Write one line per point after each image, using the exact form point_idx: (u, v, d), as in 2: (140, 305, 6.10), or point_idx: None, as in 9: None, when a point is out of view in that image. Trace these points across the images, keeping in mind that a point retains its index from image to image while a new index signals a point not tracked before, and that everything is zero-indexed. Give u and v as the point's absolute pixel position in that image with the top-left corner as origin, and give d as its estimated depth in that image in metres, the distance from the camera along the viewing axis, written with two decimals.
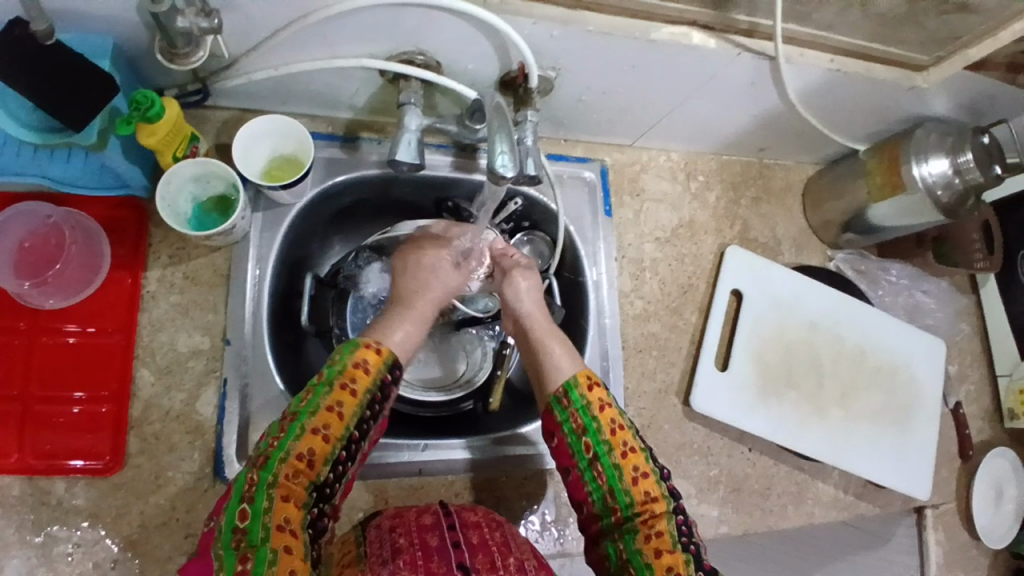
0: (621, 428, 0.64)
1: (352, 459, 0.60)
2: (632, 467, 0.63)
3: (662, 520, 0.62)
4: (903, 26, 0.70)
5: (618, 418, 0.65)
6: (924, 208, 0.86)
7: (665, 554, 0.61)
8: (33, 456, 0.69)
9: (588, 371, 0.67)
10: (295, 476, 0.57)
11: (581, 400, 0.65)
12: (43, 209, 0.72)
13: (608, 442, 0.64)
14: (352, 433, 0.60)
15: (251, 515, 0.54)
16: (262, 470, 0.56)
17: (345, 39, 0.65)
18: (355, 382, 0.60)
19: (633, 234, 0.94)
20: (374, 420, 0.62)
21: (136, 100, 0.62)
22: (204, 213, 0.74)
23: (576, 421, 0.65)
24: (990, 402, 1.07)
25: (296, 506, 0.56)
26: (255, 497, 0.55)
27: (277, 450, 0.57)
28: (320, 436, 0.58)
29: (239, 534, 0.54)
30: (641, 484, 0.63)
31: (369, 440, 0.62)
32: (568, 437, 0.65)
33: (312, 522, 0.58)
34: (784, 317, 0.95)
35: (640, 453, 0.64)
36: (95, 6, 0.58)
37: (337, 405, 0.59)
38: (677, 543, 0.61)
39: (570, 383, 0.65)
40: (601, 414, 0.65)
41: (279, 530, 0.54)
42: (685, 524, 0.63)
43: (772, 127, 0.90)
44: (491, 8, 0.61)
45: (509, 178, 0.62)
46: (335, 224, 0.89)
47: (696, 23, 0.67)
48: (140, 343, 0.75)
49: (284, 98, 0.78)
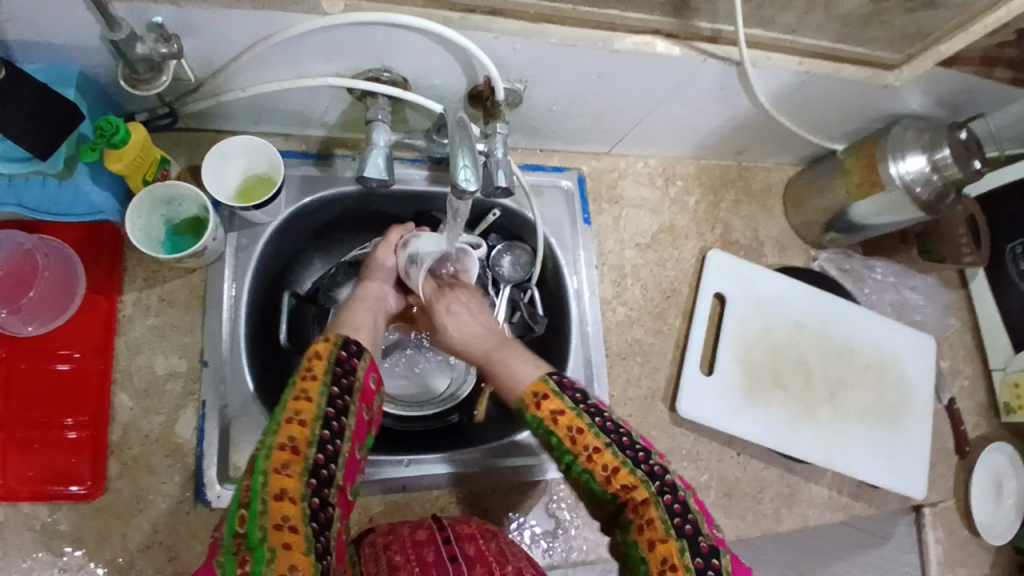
0: (580, 433, 0.61)
1: (340, 437, 0.58)
2: (602, 468, 0.60)
3: (649, 508, 0.59)
4: (868, 25, 0.70)
5: (576, 421, 0.61)
6: (903, 205, 0.85)
7: (658, 544, 0.58)
8: (16, 482, 0.70)
9: (535, 384, 0.62)
10: (284, 467, 0.54)
11: (534, 419, 0.62)
12: (15, 236, 0.72)
13: (572, 452, 0.61)
14: (327, 410, 0.58)
15: (248, 519, 0.52)
16: (251, 475, 0.54)
17: (310, 58, 0.65)
18: (313, 367, 0.60)
19: (614, 240, 0.94)
20: (348, 395, 0.60)
21: (101, 127, 0.63)
22: (178, 234, 0.75)
23: (540, 438, 0.63)
24: (984, 396, 1.06)
25: (293, 501, 0.53)
26: (250, 502, 0.53)
27: (258, 450, 0.55)
28: (296, 423, 0.56)
29: (240, 539, 0.51)
30: (617, 480, 0.60)
31: (352, 415, 0.60)
32: (541, 453, 0.64)
33: (316, 513, 0.54)
34: (769, 319, 0.94)
35: (605, 450, 0.60)
36: (57, 36, 0.58)
37: (303, 391, 0.58)
38: (668, 529, 0.58)
39: (521, 408, 0.63)
40: (557, 424, 0.61)
41: (277, 527, 0.52)
42: (677, 503, 0.59)
43: (747, 129, 0.90)
44: (452, 23, 0.61)
45: (473, 192, 0.62)
46: (315, 240, 0.90)
47: (659, 31, 0.67)
48: (118, 366, 0.75)
49: (256, 119, 0.78)
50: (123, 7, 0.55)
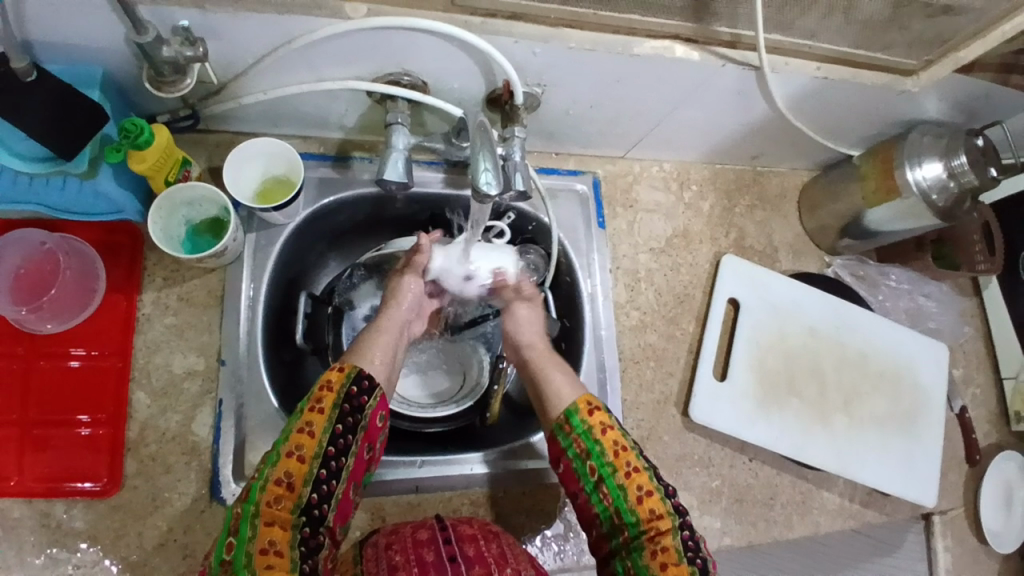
0: (623, 449, 0.67)
1: (337, 476, 0.60)
2: (636, 487, 0.65)
3: (668, 536, 0.63)
4: (888, 30, 0.69)
5: (621, 440, 0.67)
6: (920, 211, 0.85)
7: (672, 567, 0.62)
8: (32, 479, 0.71)
9: (588, 397, 0.71)
10: (277, 501, 0.57)
11: (583, 425, 0.68)
12: (38, 235, 0.74)
13: (611, 465, 0.66)
14: (327, 448, 0.60)
15: (235, 545, 0.56)
16: (246, 502, 0.57)
17: (329, 63, 0.66)
18: (322, 400, 0.61)
19: (628, 244, 0.94)
20: (352, 434, 0.62)
21: (126, 129, 0.63)
22: (198, 234, 0.75)
23: (580, 446, 0.68)
24: (997, 405, 1.05)
25: (282, 529, 0.57)
26: (240, 529, 0.57)
27: (257, 479, 0.58)
28: (295, 458, 0.59)
29: (226, 565, 0.55)
30: (646, 502, 0.65)
31: (352, 455, 0.62)
32: (573, 462, 0.68)
33: (305, 540, 0.57)
34: (783, 324, 0.94)
35: (643, 472, 0.66)
36: (84, 38, 0.59)
37: (308, 425, 0.60)
38: (683, 557, 0.63)
39: (572, 410, 0.69)
40: (604, 436, 0.68)
41: (261, 552, 0.55)
42: (692, 540, 0.64)
43: (763, 135, 0.90)
44: (473, 27, 0.62)
45: (493, 195, 0.63)
46: (330, 243, 0.90)
47: (679, 36, 0.68)
48: (135, 365, 0.76)
49: (275, 121, 0.79)
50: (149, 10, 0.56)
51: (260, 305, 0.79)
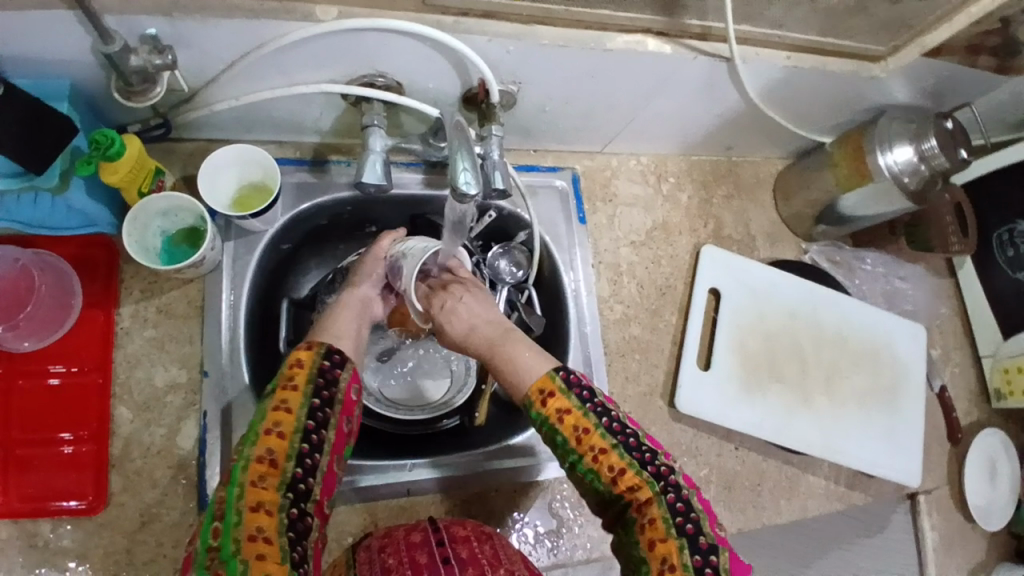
0: (585, 433, 0.62)
1: (319, 450, 0.60)
2: (607, 468, 0.62)
3: (652, 507, 0.60)
4: (854, 17, 0.71)
5: (580, 422, 0.62)
6: (892, 194, 0.87)
7: (659, 543, 0.59)
8: (18, 499, 0.69)
9: (541, 383, 0.64)
10: (262, 480, 0.56)
11: (541, 415, 0.64)
12: (10, 252, 0.72)
13: (577, 451, 0.63)
14: (306, 422, 0.60)
15: (223, 530, 0.54)
16: (228, 486, 0.56)
17: (302, 67, 0.65)
18: (294, 378, 0.62)
19: (609, 238, 0.95)
20: (329, 407, 0.62)
21: (97, 140, 0.63)
22: (175, 244, 0.74)
23: (544, 436, 0.64)
24: (976, 381, 1.08)
25: (270, 512, 0.55)
26: (225, 514, 0.55)
27: (237, 460, 0.57)
28: (275, 434, 0.59)
29: (214, 552, 0.53)
30: (621, 481, 0.61)
31: (332, 427, 0.62)
32: (545, 448, 0.65)
33: (293, 522, 0.57)
34: (763, 310, 0.95)
35: (611, 451, 0.62)
36: (51, 51, 0.58)
37: (283, 402, 0.60)
38: (670, 529, 0.59)
39: (527, 402, 0.64)
40: (562, 424, 0.63)
41: (251, 539, 0.53)
42: (680, 501, 0.61)
43: (737, 125, 0.91)
44: (446, 27, 0.62)
45: (473, 195, 0.63)
46: (310, 248, 0.90)
47: (650, 30, 0.68)
48: (117, 380, 0.74)
49: (249, 126, 0.78)
50: (116, 20, 0.55)
51: (241, 314, 0.79)
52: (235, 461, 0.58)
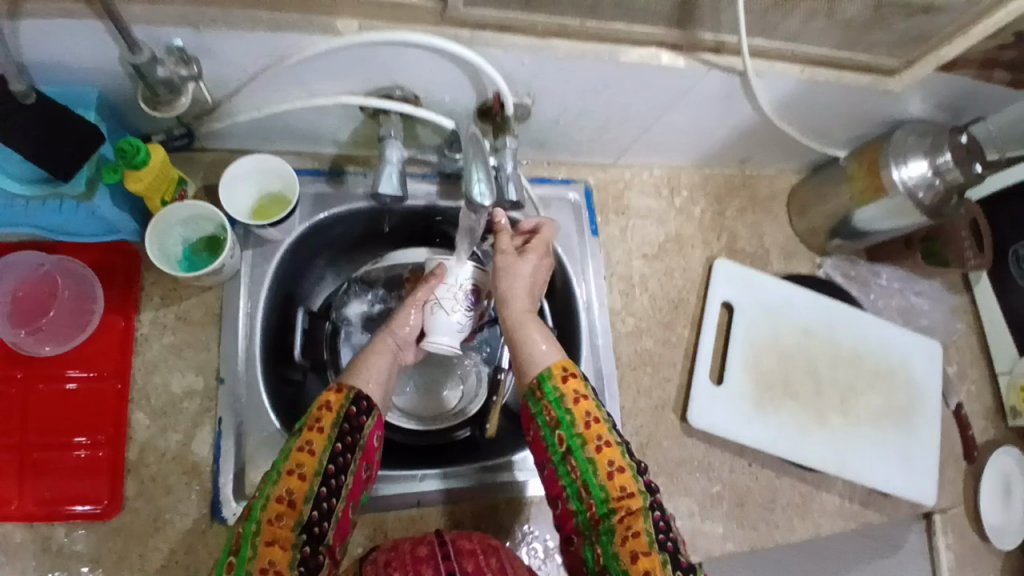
0: (595, 422, 0.64)
1: (337, 495, 0.61)
2: (606, 462, 0.63)
3: (639, 520, 0.60)
4: (870, 30, 0.71)
5: (592, 411, 0.64)
6: (908, 209, 0.87)
7: (642, 557, 0.59)
8: (34, 503, 0.70)
9: (564, 363, 0.67)
10: (279, 518, 0.58)
11: (555, 392, 0.65)
12: (35, 257, 0.75)
13: (581, 437, 0.64)
14: (327, 466, 0.61)
15: (236, 564, 0.56)
16: (246, 521, 0.58)
17: (321, 78, 0.67)
18: (321, 420, 0.63)
19: (621, 251, 0.95)
20: (351, 453, 0.63)
21: (121, 148, 0.64)
22: (195, 253, 0.76)
23: (549, 414, 0.65)
24: (991, 399, 1.06)
25: (283, 548, 0.57)
26: (240, 548, 0.57)
27: (257, 498, 0.59)
28: (296, 475, 0.60)
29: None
30: (618, 478, 0.62)
31: (351, 473, 0.63)
32: (542, 431, 0.66)
33: (305, 560, 0.57)
34: (777, 324, 0.95)
35: (615, 447, 0.63)
36: (80, 60, 0.60)
37: (308, 443, 0.61)
38: (653, 543, 0.59)
39: (546, 374, 0.66)
40: (576, 406, 0.64)
41: (262, 573, 0.55)
42: (663, 520, 0.61)
43: (750, 138, 0.91)
44: (463, 40, 0.63)
45: (487, 206, 0.65)
46: (327, 257, 0.91)
47: (664, 43, 0.69)
48: (135, 386, 0.76)
49: (268, 137, 0.79)
50: (142, 30, 0.57)
51: (258, 321, 0.80)
52: (255, 497, 0.60)
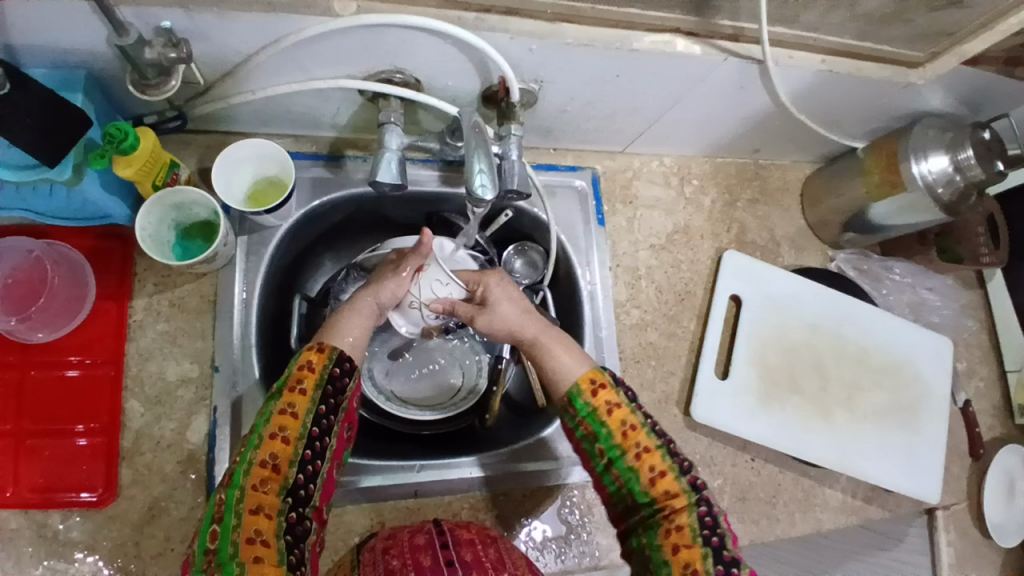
0: (632, 429, 0.62)
1: (322, 457, 0.61)
2: (647, 468, 0.61)
3: (682, 514, 0.59)
4: (893, 23, 0.67)
5: (628, 419, 0.63)
6: (925, 206, 0.84)
7: (683, 549, 0.58)
8: (29, 490, 0.70)
9: (593, 373, 0.65)
10: (263, 484, 0.57)
11: (587, 406, 0.64)
12: (26, 244, 0.73)
13: (619, 446, 0.63)
14: (311, 429, 0.61)
15: (221, 533, 0.55)
16: (229, 488, 0.57)
17: (319, 62, 0.64)
18: (303, 381, 0.62)
19: (627, 241, 0.92)
20: (334, 414, 0.63)
21: (109, 134, 0.61)
22: (189, 238, 0.74)
23: (587, 427, 0.64)
24: (1000, 397, 1.04)
25: (269, 516, 0.56)
26: (224, 516, 0.56)
27: (240, 463, 0.58)
28: (279, 439, 0.59)
29: (211, 554, 0.55)
30: (659, 483, 0.61)
31: (334, 434, 0.62)
32: (582, 443, 0.65)
33: (291, 526, 0.57)
34: (784, 319, 0.93)
35: (655, 452, 0.62)
36: (66, 41, 0.57)
37: (290, 406, 0.60)
38: (696, 537, 0.58)
39: (575, 391, 0.64)
40: (610, 416, 0.63)
41: (248, 542, 0.54)
42: (710, 516, 0.60)
43: (766, 128, 0.88)
44: (466, 25, 0.60)
45: (488, 199, 0.62)
46: (324, 242, 0.89)
47: (679, 30, 0.66)
48: (129, 373, 0.74)
49: (266, 121, 0.77)
50: (130, 11, 0.54)
51: (253, 308, 0.78)
52: (236, 463, 0.58)
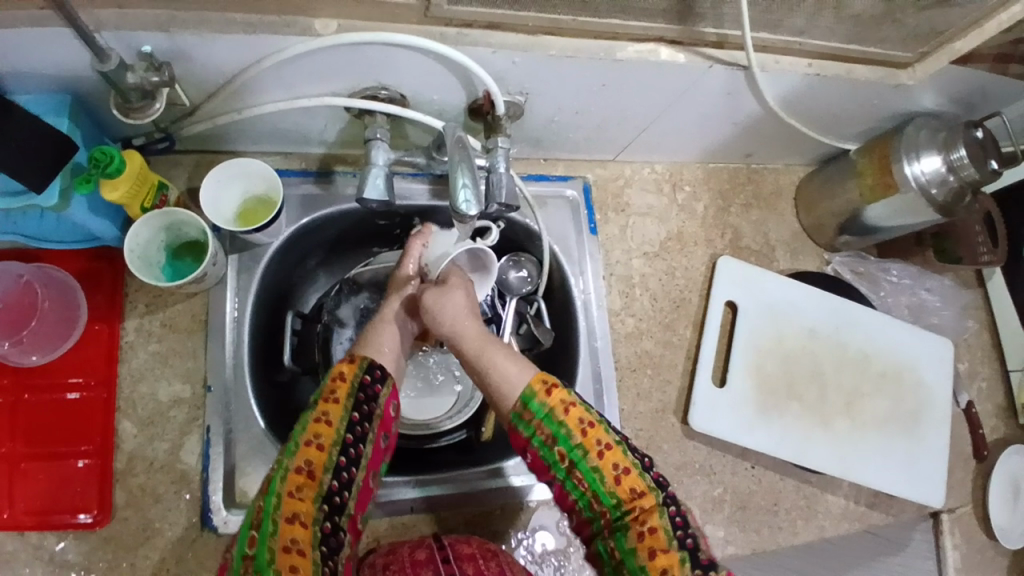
0: (591, 426, 0.60)
1: (356, 465, 0.60)
2: (612, 466, 0.60)
3: (653, 515, 0.58)
4: (880, 24, 0.67)
5: (586, 415, 0.61)
6: (920, 207, 0.83)
7: (659, 553, 0.57)
8: (24, 513, 0.69)
9: (544, 375, 0.62)
10: (298, 491, 0.56)
11: (543, 408, 0.61)
12: (15, 268, 0.73)
13: (582, 446, 0.60)
14: (345, 436, 0.60)
15: (258, 539, 0.54)
16: (266, 495, 0.56)
17: (304, 80, 0.64)
18: (337, 389, 0.61)
19: (621, 250, 0.92)
20: (369, 422, 0.62)
21: (96, 158, 0.63)
22: (178, 258, 0.74)
23: (543, 432, 0.61)
24: (1003, 398, 1.03)
25: (304, 524, 0.55)
26: (262, 523, 0.55)
27: (276, 470, 0.57)
28: (314, 446, 0.58)
29: (248, 561, 0.53)
30: (625, 481, 0.59)
31: (370, 442, 0.61)
32: (538, 449, 0.61)
33: (325, 537, 0.56)
34: (781, 324, 0.92)
35: (616, 448, 0.60)
36: (51, 65, 0.58)
37: (324, 415, 0.60)
38: (671, 539, 0.57)
39: (528, 395, 0.61)
40: (567, 416, 0.60)
41: (285, 550, 0.53)
42: (679, 515, 0.59)
43: (757, 133, 0.87)
44: (449, 40, 0.60)
45: (473, 214, 0.62)
46: (317, 257, 0.89)
47: (663, 38, 0.65)
48: (121, 395, 0.74)
49: (254, 139, 0.77)
50: (112, 36, 0.54)
51: (245, 327, 0.78)
52: (273, 470, 0.58)
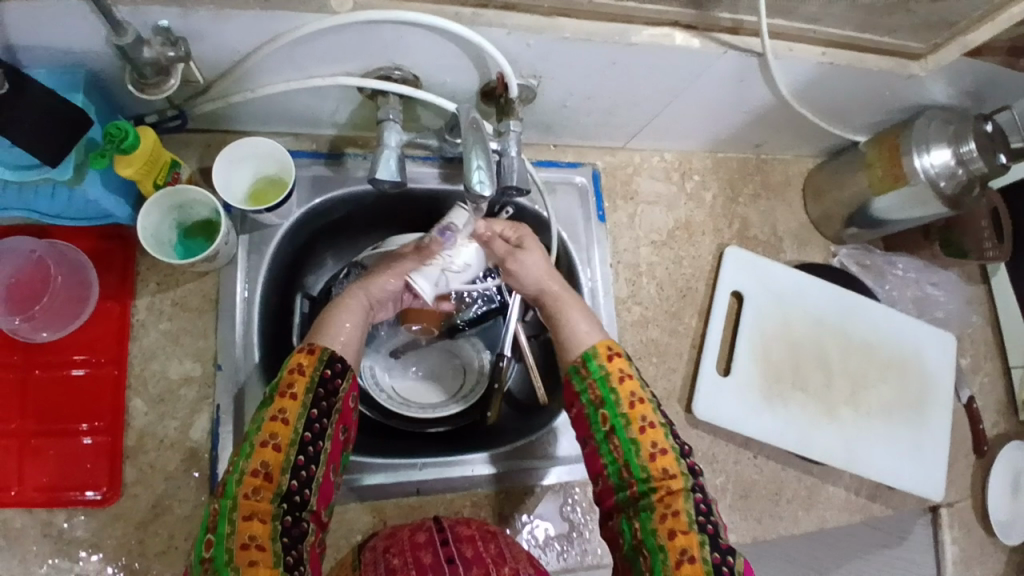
0: (639, 402, 0.65)
1: (315, 462, 0.60)
2: (649, 444, 0.64)
3: (679, 498, 0.61)
4: (894, 13, 0.67)
5: (636, 393, 0.66)
6: (927, 199, 0.83)
7: (679, 534, 0.60)
8: (33, 489, 0.70)
9: (608, 342, 0.69)
10: (255, 492, 0.56)
11: (600, 370, 0.67)
12: (27, 244, 0.73)
13: (626, 417, 0.65)
14: (303, 434, 0.59)
15: (214, 542, 0.55)
16: (222, 497, 0.56)
17: (317, 59, 0.64)
18: (293, 386, 0.60)
19: (629, 238, 0.92)
20: (327, 417, 0.61)
21: (111, 133, 0.62)
22: (190, 237, 0.75)
23: (594, 392, 0.66)
24: (1005, 393, 1.03)
25: (263, 521, 0.56)
26: (219, 525, 0.56)
27: (232, 473, 0.57)
28: (270, 447, 0.58)
29: (207, 562, 0.54)
30: (659, 460, 0.63)
31: (328, 438, 0.61)
32: (586, 408, 0.67)
33: (286, 530, 0.57)
34: (787, 313, 0.92)
35: (658, 428, 0.65)
36: (65, 40, 0.58)
37: (281, 412, 0.59)
38: (692, 522, 0.60)
39: (591, 353, 0.68)
40: (620, 385, 0.66)
41: (243, 547, 0.54)
42: (703, 503, 0.62)
43: (768, 122, 0.87)
44: (464, 19, 0.60)
45: (486, 195, 0.62)
46: (326, 241, 0.89)
47: (678, 23, 0.65)
48: (131, 373, 0.75)
49: (264, 119, 0.77)
50: (128, 11, 0.54)
51: (255, 308, 0.78)
52: (229, 472, 0.58)
